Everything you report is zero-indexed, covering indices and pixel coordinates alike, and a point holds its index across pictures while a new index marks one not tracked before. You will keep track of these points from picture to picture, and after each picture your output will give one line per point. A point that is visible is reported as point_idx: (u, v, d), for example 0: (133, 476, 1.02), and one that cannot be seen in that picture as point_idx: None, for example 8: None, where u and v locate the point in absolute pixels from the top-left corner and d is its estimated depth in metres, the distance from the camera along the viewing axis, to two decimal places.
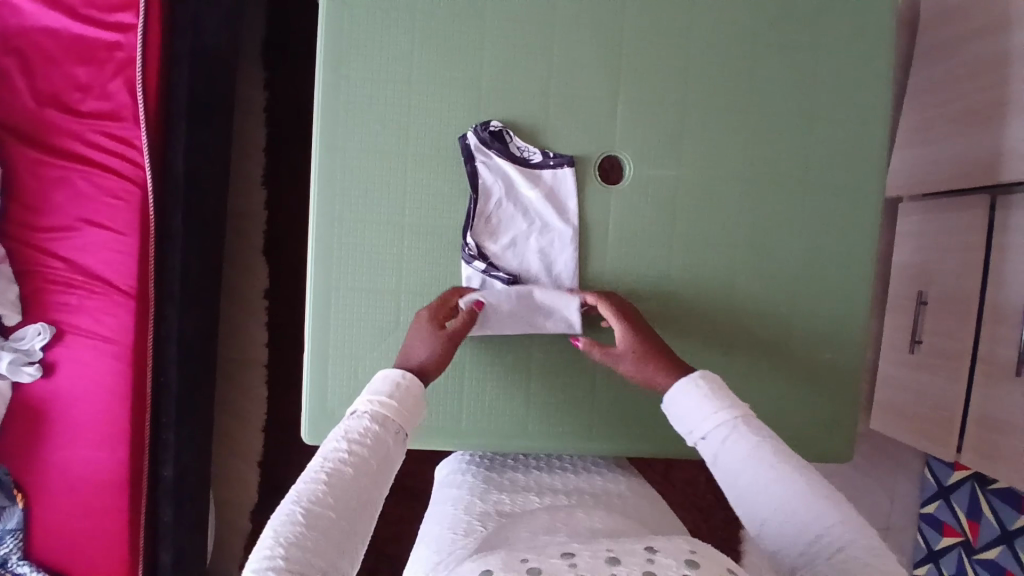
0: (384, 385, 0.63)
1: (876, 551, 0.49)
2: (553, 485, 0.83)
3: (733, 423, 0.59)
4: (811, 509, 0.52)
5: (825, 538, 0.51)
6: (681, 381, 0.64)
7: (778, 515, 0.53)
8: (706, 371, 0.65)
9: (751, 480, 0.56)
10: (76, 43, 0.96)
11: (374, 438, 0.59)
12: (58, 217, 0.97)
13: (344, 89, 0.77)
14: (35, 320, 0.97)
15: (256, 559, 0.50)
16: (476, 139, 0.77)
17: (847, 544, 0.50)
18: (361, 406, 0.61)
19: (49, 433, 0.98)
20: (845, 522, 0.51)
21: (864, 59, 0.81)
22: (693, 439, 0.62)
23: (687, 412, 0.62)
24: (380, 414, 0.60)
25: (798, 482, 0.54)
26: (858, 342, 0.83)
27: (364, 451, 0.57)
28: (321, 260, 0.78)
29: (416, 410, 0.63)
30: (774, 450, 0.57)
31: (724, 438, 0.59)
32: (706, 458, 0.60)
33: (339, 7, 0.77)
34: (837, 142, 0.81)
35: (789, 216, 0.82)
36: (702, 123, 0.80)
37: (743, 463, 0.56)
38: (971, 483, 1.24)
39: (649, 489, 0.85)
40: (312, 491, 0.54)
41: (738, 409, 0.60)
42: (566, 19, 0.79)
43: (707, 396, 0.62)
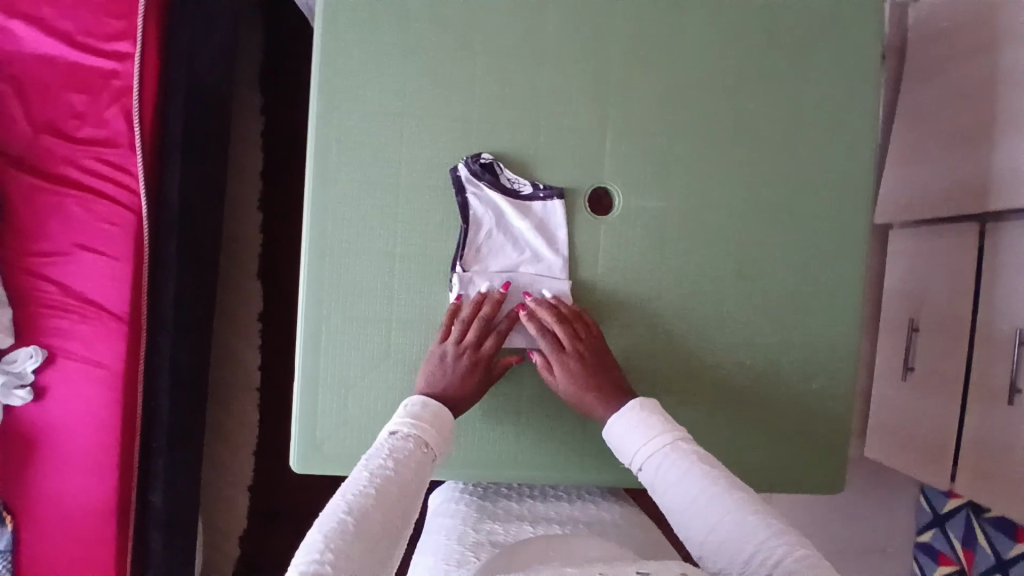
0: (422, 411, 0.68)
1: (807, 560, 0.50)
2: (546, 514, 0.83)
3: (668, 447, 0.64)
4: (743, 524, 0.55)
5: (757, 552, 0.52)
6: (619, 412, 0.70)
7: (710, 534, 0.56)
8: (645, 398, 0.70)
9: (686, 497, 0.59)
10: (74, 70, 0.98)
11: (414, 458, 0.63)
12: (52, 242, 0.97)
13: (337, 121, 0.79)
14: (26, 344, 0.97)
15: (302, 563, 0.51)
16: (467, 171, 0.78)
17: (777, 550, 0.52)
18: (397, 426, 0.66)
19: (37, 458, 0.98)
20: (775, 535, 0.53)
21: (850, 93, 0.82)
22: (636, 464, 0.66)
23: (626, 439, 0.67)
24: (418, 435, 0.65)
25: (727, 501, 0.57)
26: (848, 373, 0.84)
27: (406, 468, 0.62)
28: (312, 290, 0.78)
29: (445, 437, 0.68)
30: (703, 472, 0.61)
31: (660, 463, 0.63)
32: (647, 482, 0.64)
33: (333, 41, 0.78)
34: (824, 175, 0.82)
35: (777, 247, 0.82)
36: (689, 156, 0.81)
37: (679, 481, 0.61)
38: (966, 510, 1.23)
39: (642, 518, 0.84)
40: (361, 502, 0.57)
41: (675, 433, 0.65)
42: (557, 53, 0.80)
43: (641, 424, 0.67)
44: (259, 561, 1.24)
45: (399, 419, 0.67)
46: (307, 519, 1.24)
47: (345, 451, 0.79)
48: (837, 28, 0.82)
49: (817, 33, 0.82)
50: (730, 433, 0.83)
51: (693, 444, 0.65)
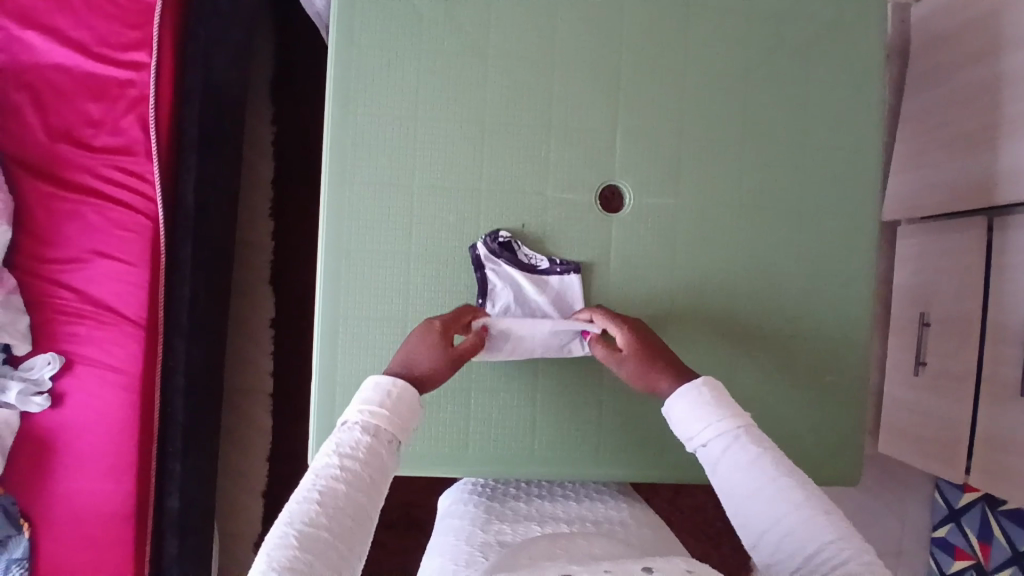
0: (374, 393, 0.62)
1: (873, 566, 0.50)
2: (554, 513, 0.83)
3: (735, 432, 0.61)
4: (809, 526, 0.53)
5: (823, 555, 0.52)
6: (683, 389, 0.65)
7: (773, 529, 0.55)
8: (709, 379, 0.66)
9: (745, 487, 0.57)
10: (89, 80, 0.99)
11: (371, 451, 0.58)
12: (69, 249, 0.99)
13: (351, 123, 0.80)
14: (44, 350, 0.98)
15: None
16: (485, 249, 0.79)
17: (843, 562, 0.51)
18: (352, 417, 0.60)
19: (55, 463, 0.99)
20: (842, 538, 0.52)
21: (857, 87, 0.83)
22: (693, 447, 0.63)
23: (688, 418, 0.64)
24: (371, 425, 0.59)
25: (794, 497, 0.55)
26: (861, 365, 0.84)
27: (356, 462, 0.57)
28: (328, 290, 0.79)
29: (408, 415, 0.62)
30: (772, 461, 0.58)
31: (724, 446, 0.60)
32: (705, 465, 0.62)
33: (346, 46, 0.80)
34: (832, 170, 0.83)
35: (786, 242, 0.83)
36: (699, 151, 0.82)
37: (744, 466, 0.58)
38: (981, 505, 1.23)
39: (652, 517, 0.84)
40: (305, 512, 0.53)
41: (739, 417, 0.62)
42: (566, 53, 0.81)
43: (710, 405, 0.63)
44: None
45: (351, 408, 0.61)
46: None
47: None
48: (842, 25, 0.83)
49: (823, 29, 0.83)
50: None
51: (758, 427, 0.62)
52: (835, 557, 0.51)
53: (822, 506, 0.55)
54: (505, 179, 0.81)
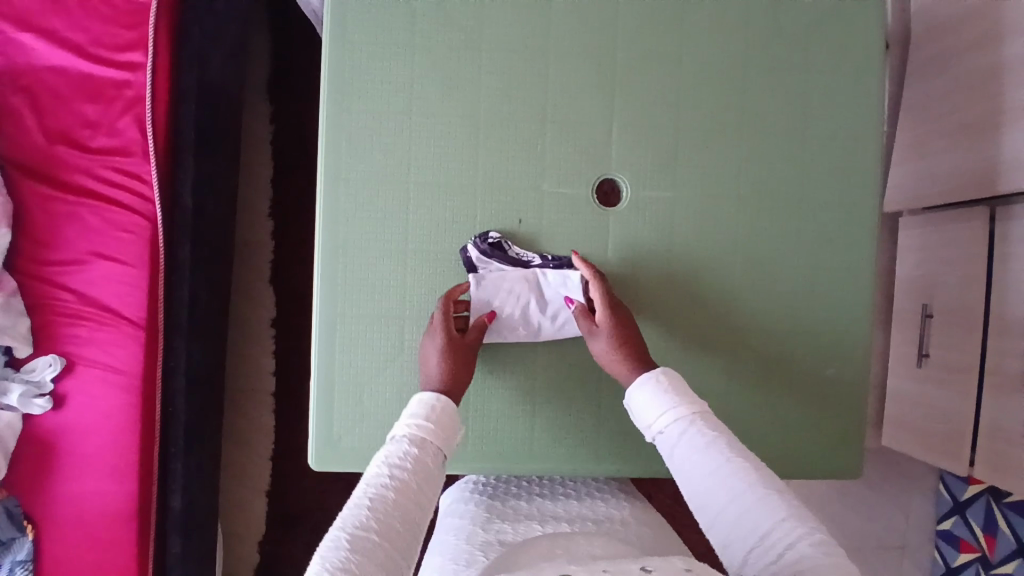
0: (420, 408, 0.64)
1: (824, 544, 0.51)
2: (555, 513, 0.83)
3: (692, 417, 0.63)
4: (761, 505, 0.55)
5: (773, 530, 0.53)
6: (642, 378, 0.67)
7: (728, 507, 0.56)
8: (667, 368, 0.68)
9: (701, 468, 0.59)
10: (86, 82, 0.99)
11: (418, 461, 0.60)
12: (69, 251, 0.99)
13: (346, 120, 0.80)
14: (46, 352, 0.99)
15: None
16: (477, 251, 0.79)
17: (792, 537, 0.52)
18: (399, 431, 0.63)
19: (59, 464, 0.99)
20: (791, 515, 0.53)
21: (854, 77, 0.83)
22: (652, 434, 0.65)
23: (647, 404, 0.66)
24: (418, 438, 0.62)
25: (749, 478, 0.57)
26: (862, 357, 0.84)
27: (406, 472, 0.59)
28: (326, 288, 0.79)
29: (453, 430, 0.65)
30: (727, 444, 0.60)
31: (681, 432, 0.62)
32: (663, 450, 0.63)
33: (340, 44, 0.80)
34: (831, 160, 0.82)
35: (786, 233, 0.82)
36: (696, 143, 0.82)
37: (700, 449, 0.60)
38: (986, 497, 1.22)
39: (654, 516, 0.84)
40: (356, 516, 0.55)
41: (695, 405, 0.64)
42: (561, 48, 0.81)
43: (669, 392, 0.65)
44: (277, 566, 1.24)
45: (400, 423, 0.64)
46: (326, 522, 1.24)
47: (364, 446, 0.80)
48: (839, 14, 0.83)
49: (819, 18, 0.82)
50: (745, 422, 0.82)
51: (715, 416, 0.64)
52: (786, 532, 0.52)
53: (775, 486, 0.56)
54: (502, 174, 0.81)
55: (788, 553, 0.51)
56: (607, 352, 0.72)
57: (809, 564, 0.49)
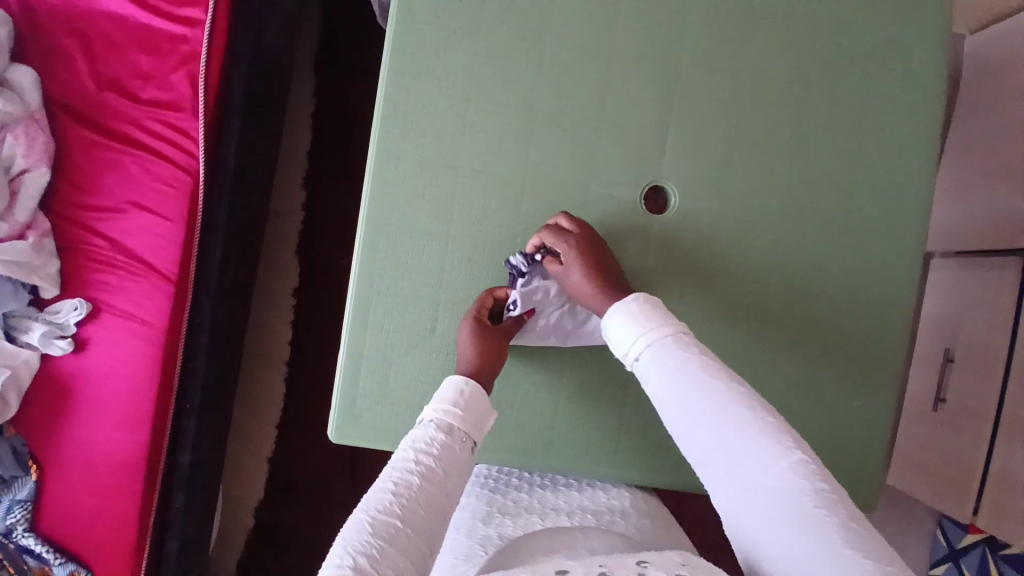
0: (449, 393, 0.65)
1: (799, 463, 0.53)
2: (555, 504, 0.83)
3: (666, 341, 0.61)
4: (739, 430, 0.55)
5: (749, 451, 0.54)
6: (618, 306, 0.65)
7: (705, 430, 0.57)
8: (643, 293, 0.65)
9: (677, 396, 0.58)
10: (142, 31, 0.99)
11: (445, 446, 0.60)
12: (107, 198, 0.99)
13: (404, 99, 0.80)
14: (72, 295, 0.99)
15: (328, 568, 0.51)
16: (520, 265, 0.77)
17: (769, 460, 0.54)
18: (428, 415, 0.63)
19: (73, 408, 0.99)
20: (768, 437, 0.54)
21: (914, 112, 0.82)
22: (629, 360, 0.63)
23: (621, 329, 0.64)
24: (445, 423, 0.62)
25: (725, 400, 0.57)
26: (889, 393, 0.83)
27: (433, 457, 0.59)
28: (365, 263, 0.79)
29: (483, 417, 0.65)
30: (701, 365, 0.59)
31: (656, 358, 0.61)
32: (640, 377, 0.62)
33: (406, 21, 0.79)
34: (880, 192, 0.82)
35: (826, 261, 0.82)
36: (748, 161, 0.81)
37: (676, 377, 0.59)
38: (982, 547, 1.24)
39: (660, 510, 0.84)
40: (379, 499, 0.55)
41: (669, 326, 0.62)
42: (624, 51, 0.81)
43: (640, 318, 0.63)
44: (272, 534, 1.25)
45: (428, 408, 0.64)
46: (325, 496, 1.24)
47: (383, 424, 0.80)
48: (906, 48, 0.82)
49: (886, 50, 0.82)
50: None
51: (690, 335, 0.62)
52: (764, 457, 0.54)
53: (750, 406, 0.56)
54: (552, 170, 0.81)
55: (765, 475, 0.53)
56: (581, 284, 0.71)
57: (789, 490, 0.52)
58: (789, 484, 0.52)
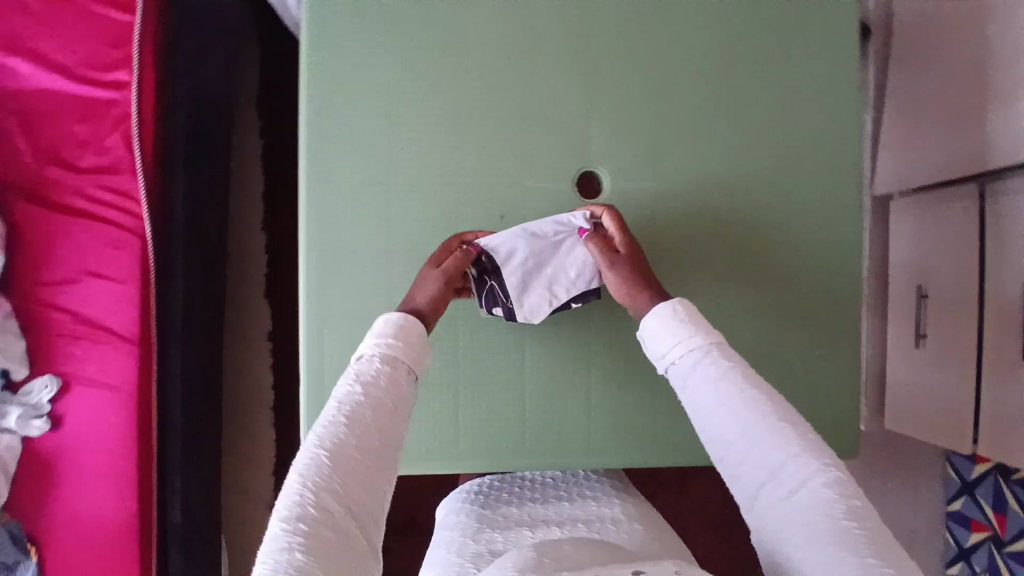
0: (388, 328, 0.62)
1: (835, 478, 0.51)
2: (545, 516, 0.85)
3: (705, 348, 0.59)
4: (771, 437, 0.53)
5: (786, 468, 0.52)
6: (657, 307, 0.63)
7: (738, 440, 0.54)
8: (681, 298, 0.64)
9: (712, 401, 0.56)
10: (73, 101, 0.99)
11: (389, 375, 0.59)
12: (60, 270, 0.98)
13: (327, 124, 0.79)
14: (43, 373, 0.98)
15: (283, 506, 0.51)
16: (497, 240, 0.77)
17: (805, 475, 0.51)
18: (369, 349, 0.61)
19: (59, 483, 0.99)
20: (807, 453, 0.52)
21: (833, 59, 0.83)
22: (664, 365, 0.61)
23: (659, 336, 0.62)
24: (388, 356, 0.60)
25: (762, 408, 0.55)
26: (853, 339, 0.84)
27: (378, 390, 0.58)
28: (312, 294, 0.79)
29: (423, 350, 0.63)
30: (740, 372, 0.57)
31: (695, 361, 0.59)
32: (675, 381, 0.60)
33: (317, 48, 0.79)
34: (812, 142, 0.83)
35: (770, 217, 0.82)
36: (675, 133, 0.82)
37: (709, 381, 0.57)
38: (994, 476, 1.24)
39: (649, 509, 0.86)
40: (333, 433, 0.54)
41: (707, 334, 0.60)
42: (537, 45, 0.81)
43: (682, 322, 0.61)
44: None
45: (369, 341, 0.62)
46: None
47: None
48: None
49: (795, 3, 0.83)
50: None
51: (727, 343, 0.60)
52: (799, 468, 0.51)
53: (789, 419, 0.54)
54: (485, 170, 0.81)
55: (801, 490, 0.51)
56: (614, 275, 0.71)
57: (824, 510, 0.49)
58: (823, 504, 0.50)
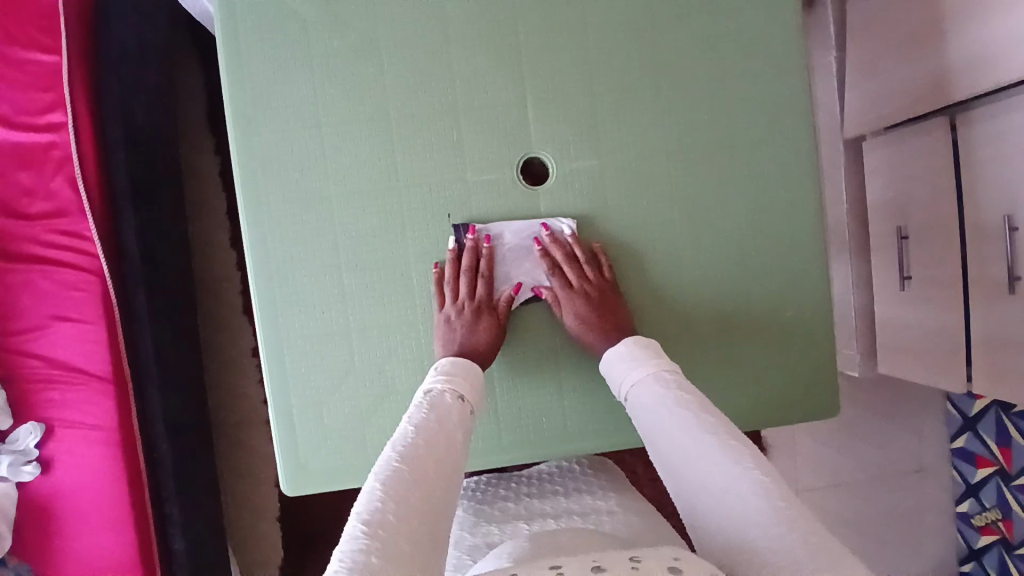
0: (451, 364, 0.72)
1: (767, 482, 0.55)
2: (542, 509, 0.84)
3: (654, 377, 0.68)
4: (707, 447, 0.59)
5: (720, 474, 0.56)
6: (619, 343, 0.74)
7: (679, 452, 0.60)
8: (639, 337, 0.74)
9: (660, 419, 0.63)
10: (13, 149, 0.98)
11: (454, 408, 0.67)
12: (26, 320, 0.99)
13: (259, 145, 0.78)
14: (27, 420, 0.99)
15: (361, 510, 0.54)
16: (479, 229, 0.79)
17: (738, 480, 0.55)
18: (434, 383, 0.69)
19: (59, 528, 0.99)
20: (740, 460, 0.57)
21: (767, 10, 0.80)
22: (623, 396, 0.71)
23: (615, 367, 0.72)
24: (454, 389, 0.69)
25: (701, 424, 0.61)
26: (821, 296, 0.82)
27: (447, 418, 0.65)
28: (268, 317, 0.79)
29: (479, 387, 0.72)
30: (685, 397, 0.64)
31: (645, 389, 0.67)
32: (630, 409, 0.69)
33: (237, 67, 0.77)
34: (756, 100, 0.80)
35: (723, 182, 0.80)
36: (615, 107, 0.79)
37: (658, 405, 0.65)
38: (995, 410, 1.21)
39: (640, 503, 0.85)
40: (409, 450, 0.59)
41: (660, 365, 0.69)
42: (462, 33, 0.79)
43: (631, 356, 0.71)
44: None
45: (433, 377, 0.70)
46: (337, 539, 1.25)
47: (332, 465, 0.80)
48: None
49: None
50: (714, 380, 0.81)
51: (679, 374, 0.69)
52: (732, 474, 0.56)
53: (726, 432, 0.60)
54: (426, 171, 0.79)
55: (734, 495, 0.54)
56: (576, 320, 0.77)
57: (760, 509, 0.52)
58: (749, 500, 0.53)
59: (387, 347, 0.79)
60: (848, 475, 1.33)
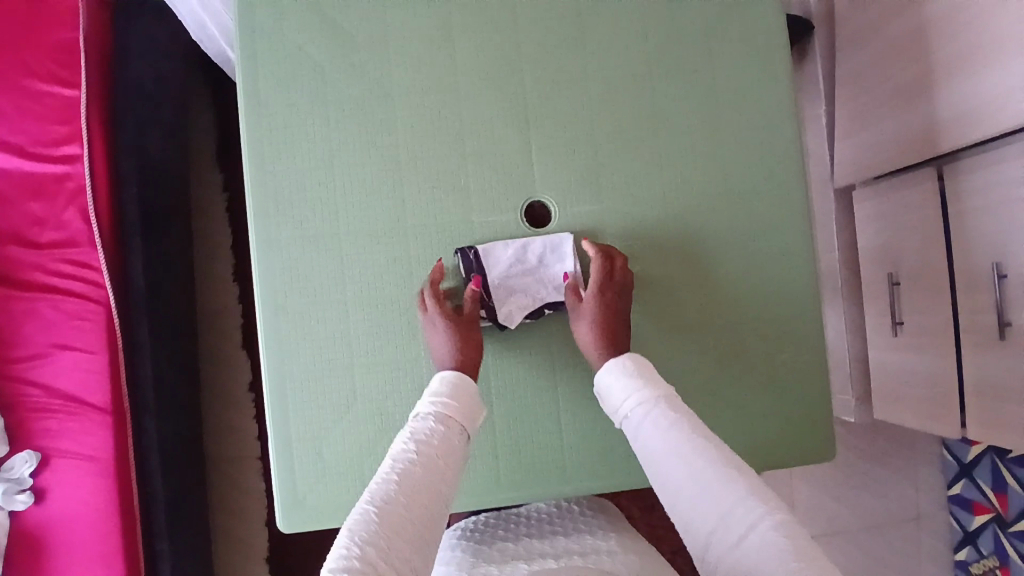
0: (441, 386, 0.71)
1: (781, 519, 0.53)
2: (541, 550, 0.83)
3: (655, 401, 0.67)
4: (715, 483, 0.57)
5: (732, 512, 0.54)
6: (612, 362, 0.73)
7: (685, 487, 0.59)
8: (634, 354, 0.73)
9: (662, 448, 0.62)
10: (28, 180, 1.00)
11: (440, 434, 0.66)
12: (29, 348, 0.99)
13: (271, 183, 0.80)
14: (22, 448, 0.98)
15: (333, 558, 0.53)
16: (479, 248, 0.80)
17: (754, 517, 0.53)
18: (424, 409, 0.69)
19: (45, 564, 0.97)
20: (751, 496, 0.55)
21: (762, 68, 0.84)
22: (621, 418, 0.70)
23: (612, 389, 0.71)
24: (442, 414, 0.68)
25: (707, 457, 0.59)
26: (815, 340, 0.84)
27: (430, 447, 0.64)
28: (272, 351, 0.80)
29: (473, 404, 0.71)
30: (688, 425, 0.63)
31: (644, 414, 0.66)
32: (629, 432, 0.68)
33: (254, 108, 0.80)
34: (751, 151, 0.84)
35: (719, 228, 0.83)
36: (616, 155, 0.83)
37: (657, 434, 0.64)
38: (990, 457, 1.22)
39: (639, 543, 0.85)
40: (385, 489, 0.59)
41: (657, 389, 0.68)
42: (471, 83, 0.82)
43: (630, 376, 0.70)
44: None
45: (424, 401, 0.70)
46: None
47: (329, 501, 0.80)
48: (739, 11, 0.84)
49: (719, 17, 0.84)
50: (711, 422, 0.82)
51: (676, 398, 0.68)
52: (748, 512, 0.54)
53: (733, 465, 0.59)
54: (432, 212, 0.81)
55: (748, 535, 0.52)
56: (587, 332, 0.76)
57: (769, 546, 0.51)
58: (767, 540, 0.51)
59: (388, 383, 0.80)
60: (844, 521, 1.33)
